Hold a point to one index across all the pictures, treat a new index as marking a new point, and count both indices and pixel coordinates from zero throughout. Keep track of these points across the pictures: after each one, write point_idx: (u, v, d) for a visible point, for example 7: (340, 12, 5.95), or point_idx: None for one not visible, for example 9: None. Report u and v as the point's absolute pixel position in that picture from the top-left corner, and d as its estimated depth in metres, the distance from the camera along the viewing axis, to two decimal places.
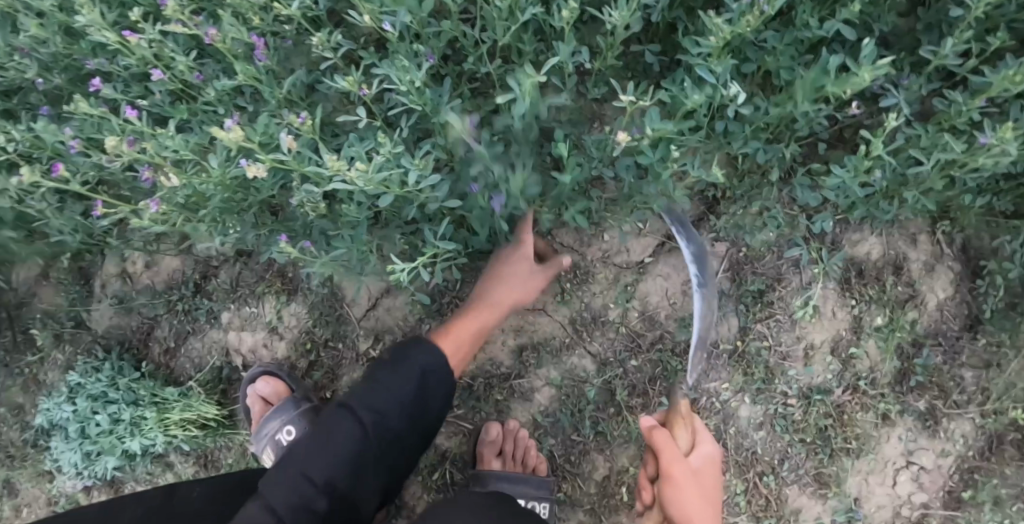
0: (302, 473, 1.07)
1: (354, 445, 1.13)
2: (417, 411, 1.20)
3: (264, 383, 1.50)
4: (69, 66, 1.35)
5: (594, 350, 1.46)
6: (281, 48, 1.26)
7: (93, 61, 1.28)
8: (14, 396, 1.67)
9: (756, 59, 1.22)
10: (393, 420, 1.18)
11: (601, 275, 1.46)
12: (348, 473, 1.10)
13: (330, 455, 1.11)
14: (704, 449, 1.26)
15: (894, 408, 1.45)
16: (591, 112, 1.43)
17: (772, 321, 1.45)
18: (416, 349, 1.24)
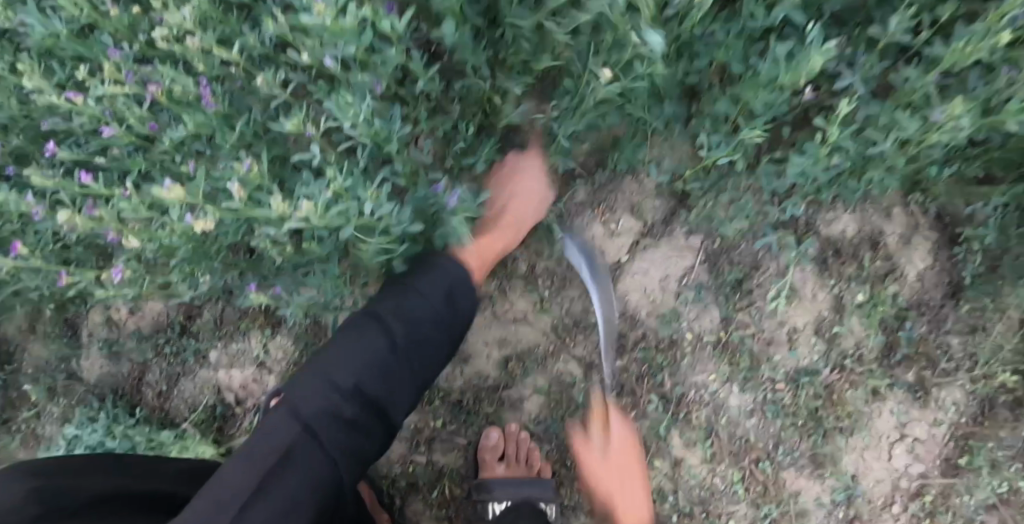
0: (330, 380, 1.08)
1: (382, 353, 1.12)
2: (447, 318, 1.21)
3: None
4: (28, 127, 1.37)
5: (578, 354, 1.46)
6: (232, 90, 1.29)
7: (48, 122, 1.30)
8: (17, 451, 1.68)
9: (707, 53, 1.23)
10: (424, 329, 1.17)
11: (577, 280, 1.46)
12: (377, 377, 1.10)
13: (359, 362, 1.11)
14: (617, 429, 1.37)
15: (883, 383, 1.45)
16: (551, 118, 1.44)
17: (753, 309, 1.44)
18: (441, 258, 1.23)
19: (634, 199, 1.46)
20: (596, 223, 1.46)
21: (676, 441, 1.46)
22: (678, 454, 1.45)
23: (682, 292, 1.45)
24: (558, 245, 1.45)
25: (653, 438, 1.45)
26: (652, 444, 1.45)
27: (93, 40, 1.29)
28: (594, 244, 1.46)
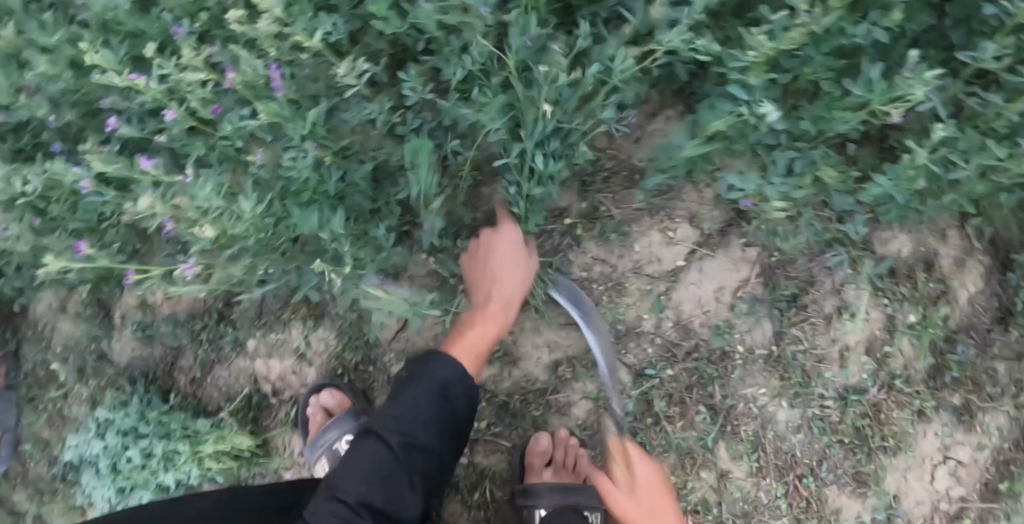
0: (335, 498, 1.08)
1: (387, 466, 1.12)
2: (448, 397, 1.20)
3: (328, 395, 1.51)
4: (79, 101, 1.33)
5: (628, 361, 1.45)
6: (299, 74, 1.26)
7: (109, 98, 1.27)
8: (41, 431, 1.63)
9: (792, 68, 1.17)
10: (421, 434, 1.16)
11: (631, 287, 1.44)
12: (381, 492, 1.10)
13: (365, 476, 1.11)
14: (642, 468, 1.27)
15: (929, 404, 1.45)
16: (612, 121, 1.47)
17: (807, 325, 1.44)
18: (434, 358, 1.21)
19: (693, 208, 1.44)
20: (654, 230, 1.45)
21: (724, 453, 1.45)
22: (724, 466, 1.45)
23: (737, 304, 1.44)
24: (615, 249, 1.44)
25: (700, 449, 1.44)
26: (699, 456, 1.44)
27: (153, 16, 1.26)
28: (650, 252, 1.45)
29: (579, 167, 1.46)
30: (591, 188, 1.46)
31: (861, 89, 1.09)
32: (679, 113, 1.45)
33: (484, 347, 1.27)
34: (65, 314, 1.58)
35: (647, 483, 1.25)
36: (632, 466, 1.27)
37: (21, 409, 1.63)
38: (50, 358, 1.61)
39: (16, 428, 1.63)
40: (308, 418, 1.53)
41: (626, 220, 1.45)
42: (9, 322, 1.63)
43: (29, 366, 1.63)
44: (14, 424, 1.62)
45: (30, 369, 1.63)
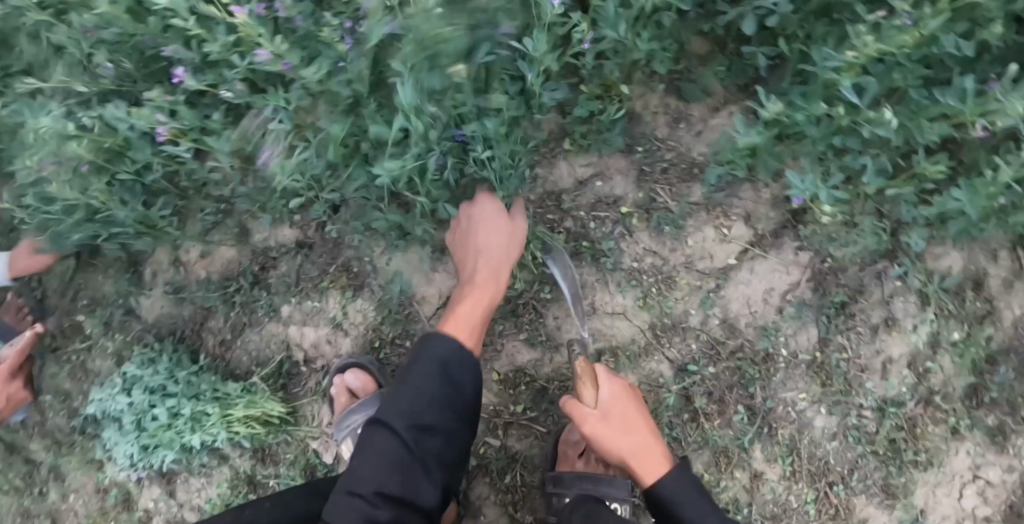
0: (354, 493, 1.09)
1: (400, 457, 1.12)
2: (406, 438, 1.14)
3: (353, 377, 1.47)
4: (132, 47, 1.29)
5: (672, 355, 1.44)
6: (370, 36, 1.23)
7: (171, 47, 1.22)
8: (62, 382, 1.62)
9: (883, 72, 1.11)
10: (429, 418, 1.16)
11: (682, 281, 1.43)
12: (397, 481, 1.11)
13: (379, 465, 1.11)
14: (607, 390, 1.26)
15: (964, 422, 1.44)
16: (675, 112, 1.44)
17: (853, 333, 1.43)
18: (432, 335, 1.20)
19: (750, 207, 1.43)
20: (709, 226, 1.43)
21: (759, 455, 1.44)
22: (758, 467, 1.44)
23: (784, 307, 1.43)
24: (668, 242, 1.43)
25: (736, 449, 1.44)
26: (734, 455, 1.44)
27: None
28: (703, 247, 1.43)
29: (639, 156, 1.44)
30: (649, 178, 1.44)
31: (954, 101, 1.08)
32: (742, 109, 1.42)
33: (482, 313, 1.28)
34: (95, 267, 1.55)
35: (616, 408, 1.24)
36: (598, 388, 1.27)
37: (44, 359, 1.63)
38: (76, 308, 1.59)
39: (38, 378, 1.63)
40: (332, 398, 1.50)
41: (682, 213, 1.42)
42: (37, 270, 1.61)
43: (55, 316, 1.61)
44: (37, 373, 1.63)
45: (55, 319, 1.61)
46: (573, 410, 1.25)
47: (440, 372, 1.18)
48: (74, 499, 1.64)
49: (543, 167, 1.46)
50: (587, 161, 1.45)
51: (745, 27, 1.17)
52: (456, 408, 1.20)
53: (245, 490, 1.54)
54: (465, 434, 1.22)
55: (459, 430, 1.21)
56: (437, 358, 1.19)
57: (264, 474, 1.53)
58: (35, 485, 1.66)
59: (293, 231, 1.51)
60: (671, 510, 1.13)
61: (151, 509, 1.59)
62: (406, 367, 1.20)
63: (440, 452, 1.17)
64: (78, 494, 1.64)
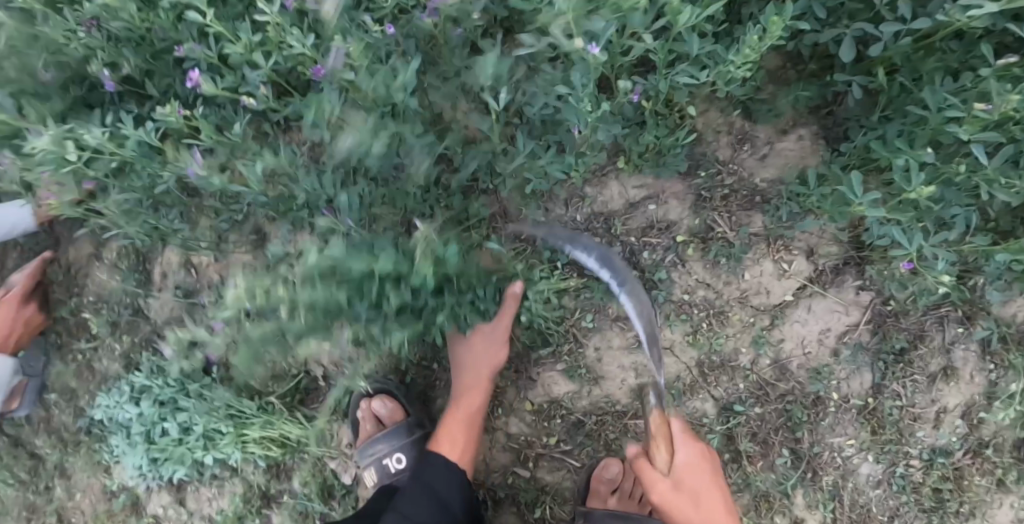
0: None
1: None
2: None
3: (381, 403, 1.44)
4: (143, 39, 1.19)
5: (717, 394, 1.37)
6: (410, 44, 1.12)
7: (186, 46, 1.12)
8: (68, 380, 1.60)
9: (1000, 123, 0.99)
10: None
11: (734, 317, 1.35)
12: None
13: None
14: (682, 456, 1.12)
15: (1012, 475, 1.37)
16: (741, 132, 1.32)
17: (909, 381, 1.36)
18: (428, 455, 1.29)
19: (814, 241, 1.33)
20: (768, 260, 1.34)
21: (800, 500, 1.38)
22: (799, 513, 1.39)
23: (840, 350, 1.35)
24: (723, 275, 1.34)
25: (778, 493, 1.38)
26: (775, 500, 1.38)
27: None
28: (760, 283, 1.34)
29: (700, 180, 1.33)
30: (710, 205, 1.33)
31: None
32: (813, 134, 1.30)
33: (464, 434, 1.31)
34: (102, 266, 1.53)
35: (702, 490, 1.10)
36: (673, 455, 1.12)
37: (50, 355, 1.61)
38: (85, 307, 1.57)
39: (42, 374, 1.61)
40: (359, 420, 1.48)
41: (741, 245, 1.33)
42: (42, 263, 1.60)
43: (58, 312, 1.59)
44: (40, 370, 1.60)
45: (59, 316, 1.59)
46: (643, 473, 1.11)
47: (429, 495, 1.25)
48: (81, 498, 1.64)
49: (592, 186, 1.35)
50: (641, 182, 1.34)
51: (842, 54, 1.06)
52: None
53: (258, 504, 1.53)
54: None
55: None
56: (427, 481, 1.27)
57: (278, 489, 1.52)
58: (40, 480, 1.64)
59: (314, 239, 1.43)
60: None
61: (159, 515, 1.59)
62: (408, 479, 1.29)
63: None
64: (86, 493, 1.63)
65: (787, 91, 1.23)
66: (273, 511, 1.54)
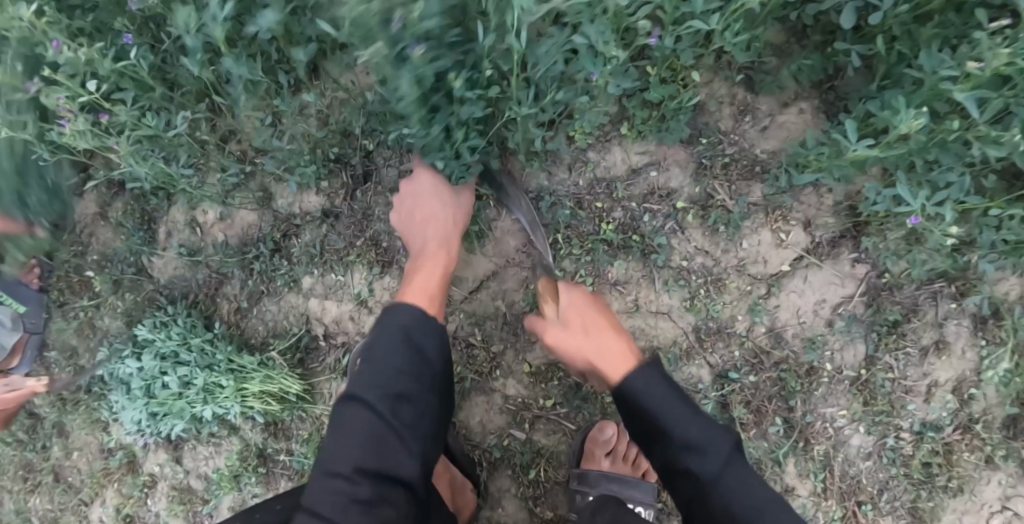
0: (332, 473, 1.02)
1: (373, 430, 1.05)
2: (380, 410, 1.06)
3: None
4: None
5: (713, 361, 1.39)
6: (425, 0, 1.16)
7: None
8: (69, 338, 1.61)
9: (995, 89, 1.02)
10: (399, 385, 1.08)
11: (732, 285, 1.37)
12: (378, 456, 1.03)
13: (352, 445, 1.04)
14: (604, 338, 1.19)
15: (1000, 452, 1.38)
16: (743, 103, 1.35)
17: (902, 354, 1.38)
18: (391, 306, 1.15)
19: (811, 213, 1.35)
20: (766, 230, 1.36)
21: (791, 469, 1.40)
22: (789, 482, 1.40)
23: (834, 320, 1.38)
24: (721, 243, 1.36)
25: (769, 462, 1.39)
26: (767, 467, 1.40)
27: None
28: (758, 251, 1.37)
29: (700, 148, 1.35)
30: (712, 174, 1.35)
31: None
32: (813, 108, 1.33)
33: (432, 284, 1.27)
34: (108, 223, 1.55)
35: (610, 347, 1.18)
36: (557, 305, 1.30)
37: (51, 311, 1.62)
38: (91, 264, 1.59)
39: (43, 331, 1.62)
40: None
41: (741, 214, 1.35)
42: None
43: (60, 270, 1.61)
44: (41, 327, 1.62)
45: (62, 273, 1.61)
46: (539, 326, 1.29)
47: (403, 340, 1.11)
48: (77, 457, 1.64)
49: (596, 151, 1.37)
50: (644, 149, 1.37)
51: (843, 22, 1.09)
52: (429, 378, 1.13)
53: (254, 463, 1.54)
54: (434, 391, 1.13)
55: (432, 401, 1.13)
56: (397, 326, 1.12)
57: (274, 448, 1.54)
58: (36, 439, 1.66)
59: (319, 199, 1.49)
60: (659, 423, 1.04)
61: (156, 473, 1.60)
62: (366, 342, 1.13)
63: (416, 426, 1.09)
64: (82, 452, 1.64)
65: (789, 62, 1.28)
66: (269, 471, 1.55)
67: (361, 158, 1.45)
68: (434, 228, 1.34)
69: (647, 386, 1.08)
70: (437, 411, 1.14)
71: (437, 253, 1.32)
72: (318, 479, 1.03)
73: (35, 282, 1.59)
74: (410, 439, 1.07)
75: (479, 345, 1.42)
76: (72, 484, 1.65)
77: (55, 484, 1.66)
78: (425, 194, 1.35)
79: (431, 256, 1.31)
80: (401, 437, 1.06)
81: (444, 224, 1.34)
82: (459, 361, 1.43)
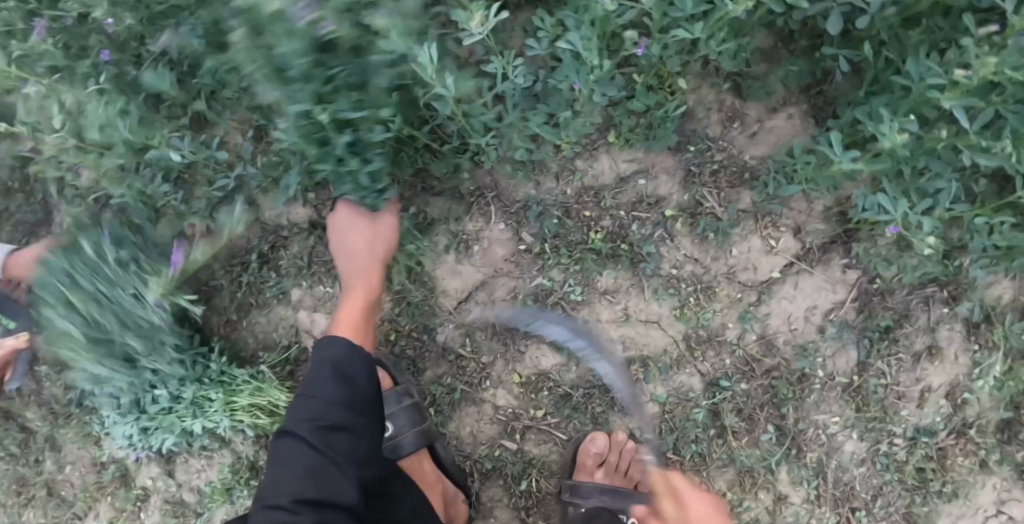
0: (269, 506, 1.05)
1: (306, 460, 1.07)
2: (312, 440, 1.09)
3: None
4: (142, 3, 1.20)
5: (704, 369, 1.38)
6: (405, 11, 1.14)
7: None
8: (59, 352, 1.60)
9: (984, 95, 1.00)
10: (330, 413, 1.11)
11: (722, 292, 1.36)
12: (312, 484, 1.05)
13: (288, 476, 1.06)
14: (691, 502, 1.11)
15: (995, 456, 1.38)
16: (732, 109, 1.33)
17: (894, 360, 1.37)
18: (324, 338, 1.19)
19: (801, 219, 1.34)
20: (756, 236, 1.35)
21: (784, 476, 1.39)
22: (783, 489, 1.39)
23: (826, 327, 1.37)
24: (711, 250, 1.35)
25: (762, 469, 1.39)
26: (760, 475, 1.39)
27: None
28: (748, 258, 1.36)
29: (688, 155, 1.34)
30: (700, 181, 1.35)
31: None
32: (803, 113, 1.31)
33: (358, 312, 1.29)
34: None
35: None
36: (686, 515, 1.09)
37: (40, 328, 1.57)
38: None
39: (33, 347, 1.59)
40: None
41: (730, 220, 1.34)
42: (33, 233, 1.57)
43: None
44: (31, 343, 1.59)
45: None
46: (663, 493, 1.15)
47: (333, 372, 1.15)
48: (70, 471, 1.64)
49: (584, 159, 1.36)
50: (632, 156, 1.35)
51: (830, 26, 1.07)
52: (363, 404, 1.16)
53: (246, 475, 1.54)
54: (367, 418, 1.15)
55: (370, 429, 1.15)
56: (327, 359, 1.17)
57: None
58: (29, 453, 1.65)
59: (306, 210, 1.48)
60: None
61: (149, 487, 1.59)
62: (302, 382, 1.17)
63: (351, 451, 1.11)
64: (76, 465, 1.63)
65: (777, 67, 1.26)
66: (261, 483, 1.54)
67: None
68: (361, 256, 1.33)
69: None
70: (375, 437, 1.17)
71: (367, 278, 1.33)
72: (259, 511, 1.05)
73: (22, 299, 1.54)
74: (346, 464, 1.10)
75: (469, 356, 1.41)
76: (66, 497, 1.65)
77: (48, 497, 1.65)
78: (347, 220, 1.34)
79: (358, 287, 1.33)
80: (337, 463, 1.09)
81: (367, 248, 1.33)
82: (449, 372, 1.42)
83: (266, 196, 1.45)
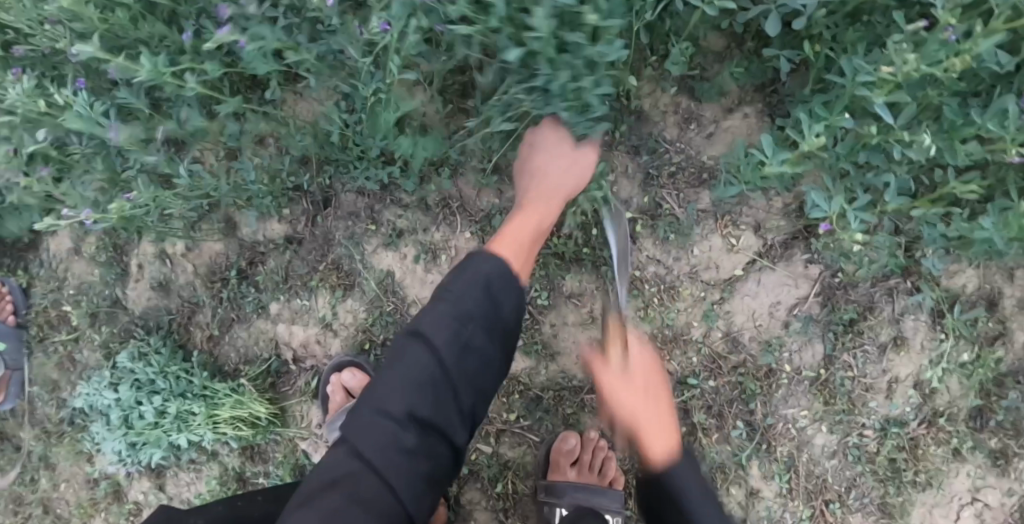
0: (379, 411, 0.98)
1: (431, 376, 0.99)
2: (444, 358, 1.00)
3: (350, 375, 1.48)
4: (104, 36, 1.23)
5: (671, 368, 1.40)
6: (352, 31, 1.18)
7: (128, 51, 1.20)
8: (50, 372, 1.66)
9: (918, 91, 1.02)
10: (468, 334, 1.01)
11: (685, 292, 1.39)
12: (429, 404, 0.99)
13: (408, 385, 0.99)
14: (637, 353, 1.16)
15: (967, 444, 1.38)
16: (687, 111, 1.35)
17: (860, 352, 1.38)
18: (481, 252, 1.06)
19: (761, 216, 1.36)
20: (716, 235, 1.37)
21: (755, 471, 1.41)
22: (755, 484, 1.41)
23: (790, 321, 1.38)
24: (673, 251, 1.38)
25: (733, 465, 1.41)
26: (731, 470, 1.41)
27: None
28: (709, 257, 1.38)
29: (645, 157, 1.36)
30: (659, 183, 1.37)
31: (994, 122, 0.98)
32: (757, 112, 1.33)
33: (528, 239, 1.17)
34: (81, 259, 1.59)
35: (642, 392, 1.09)
36: (628, 348, 1.17)
37: (32, 347, 1.67)
38: (66, 299, 1.62)
39: (26, 367, 1.67)
40: (327, 395, 1.51)
41: (689, 220, 1.36)
42: (23, 257, 1.65)
43: (38, 304, 1.64)
44: (23, 363, 1.66)
45: (40, 308, 1.64)
46: (595, 364, 1.14)
47: (484, 290, 1.03)
48: (65, 488, 1.69)
49: None
50: None
51: (768, 29, 1.09)
52: (502, 334, 1.05)
53: (234, 486, 1.58)
54: (500, 350, 1.05)
55: (498, 362, 1.05)
56: (479, 273, 1.04)
57: (252, 472, 1.57)
58: (26, 471, 1.70)
59: (281, 226, 1.51)
60: (677, 501, 0.98)
61: (141, 501, 1.64)
62: (442, 286, 1.04)
63: (477, 382, 1.02)
64: (70, 483, 1.68)
65: (728, 67, 1.28)
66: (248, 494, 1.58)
67: (319, 186, 1.48)
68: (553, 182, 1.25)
69: (686, 476, 1.00)
70: (500, 373, 1.08)
71: (545, 201, 1.23)
72: (367, 411, 0.99)
73: (11, 319, 1.63)
74: (467, 393, 1.01)
75: None
76: (61, 515, 1.70)
77: (45, 515, 1.70)
78: (545, 139, 1.26)
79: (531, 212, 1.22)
80: (461, 390, 1.01)
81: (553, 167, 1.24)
82: None
83: (241, 214, 1.50)
